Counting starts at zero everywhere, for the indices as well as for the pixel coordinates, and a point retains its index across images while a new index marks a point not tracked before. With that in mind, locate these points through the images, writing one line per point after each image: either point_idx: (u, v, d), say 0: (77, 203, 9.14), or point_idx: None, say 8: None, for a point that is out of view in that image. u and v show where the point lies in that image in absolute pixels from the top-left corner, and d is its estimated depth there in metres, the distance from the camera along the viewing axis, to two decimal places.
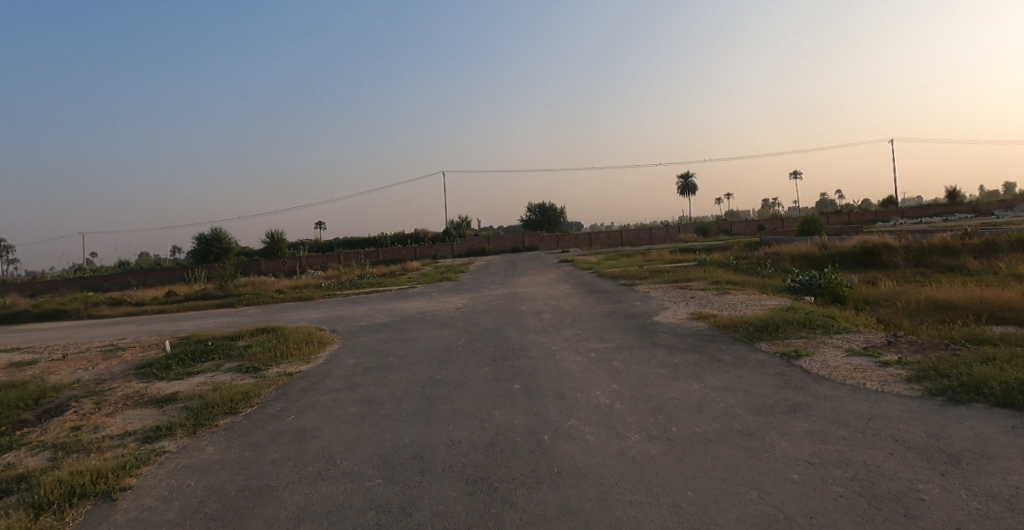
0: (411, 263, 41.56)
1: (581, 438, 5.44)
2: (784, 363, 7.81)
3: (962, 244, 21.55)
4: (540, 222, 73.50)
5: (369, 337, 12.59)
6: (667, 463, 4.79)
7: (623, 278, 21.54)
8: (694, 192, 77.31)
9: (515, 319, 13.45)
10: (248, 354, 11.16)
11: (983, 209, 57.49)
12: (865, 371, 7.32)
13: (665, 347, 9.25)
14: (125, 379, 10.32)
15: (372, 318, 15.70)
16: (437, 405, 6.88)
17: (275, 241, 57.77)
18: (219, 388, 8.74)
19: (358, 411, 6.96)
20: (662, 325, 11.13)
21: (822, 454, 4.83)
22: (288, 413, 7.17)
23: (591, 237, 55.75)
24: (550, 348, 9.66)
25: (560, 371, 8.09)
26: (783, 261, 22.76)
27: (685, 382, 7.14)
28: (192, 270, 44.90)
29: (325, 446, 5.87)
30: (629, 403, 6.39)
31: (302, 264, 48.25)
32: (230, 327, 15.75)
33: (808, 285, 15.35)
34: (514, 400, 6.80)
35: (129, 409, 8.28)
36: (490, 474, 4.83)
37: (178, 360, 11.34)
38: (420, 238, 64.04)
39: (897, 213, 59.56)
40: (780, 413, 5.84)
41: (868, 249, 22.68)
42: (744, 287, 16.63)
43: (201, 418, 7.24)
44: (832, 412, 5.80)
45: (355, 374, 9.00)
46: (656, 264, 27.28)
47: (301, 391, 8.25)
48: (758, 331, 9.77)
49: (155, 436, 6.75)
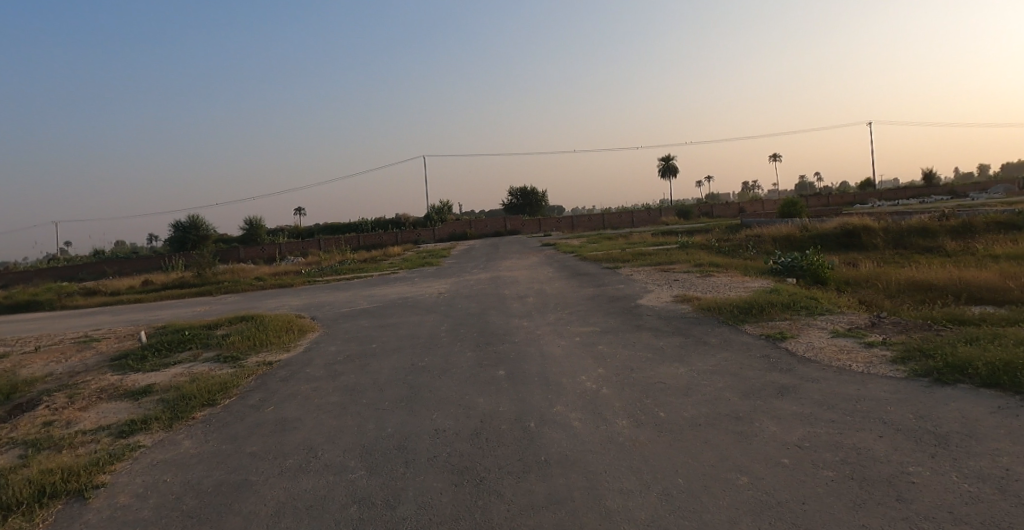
0: (392, 249, 41.17)
1: (568, 424, 5.34)
2: (770, 345, 7.79)
3: (940, 225, 21.81)
4: (522, 206, 73.30)
5: (351, 324, 12.40)
6: (656, 449, 4.71)
7: (606, 260, 21.51)
8: (676, 175, 77.51)
9: (499, 304, 13.33)
10: (227, 343, 10.93)
11: (959, 191, 58.36)
12: (851, 352, 7.32)
13: (650, 330, 9.20)
14: (100, 372, 10.04)
15: (353, 305, 15.48)
16: (420, 392, 6.75)
17: (254, 227, 56.94)
18: (197, 379, 8.52)
19: (339, 401, 6.80)
20: (646, 308, 11.07)
21: (812, 437, 4.78)
22: (268, 404, 6.99)
23: (573, 221, 55.70)
24: (534, 333, 9.56)
25: (545, 356, 7.99)
26: (765, 243, 22.88)
27: (672, 365, 7.08)
28: (169, 257, 44.14)
29: (306, 438, 5.72)
30: (616, 387, 6.30)
31: (282, 250, 47.64)
32: (208, 316, 15.44)
33: (790, 267, 15.41)
34: (499, 387, 6.69)
35: (103, 402, 8.04)
36: (476, 463, 4.72)
37: (154, 350, 11.07)
38: (401, 223, 63.53)
39: (875, 195, 60.28)
40: (768, 396, 5.80)
41: (848, 231, 22.88)
42: (727, 269, 16.67)
43: (178, 410, 7.04)
44: (819, 395, 5.77)
45: (336, 362, 8.82)
46: (639, 246, 27.29)
47: (281, 381, 8.07)
48: (743, 313, 9.75)
49: (130, 430, 6.54)
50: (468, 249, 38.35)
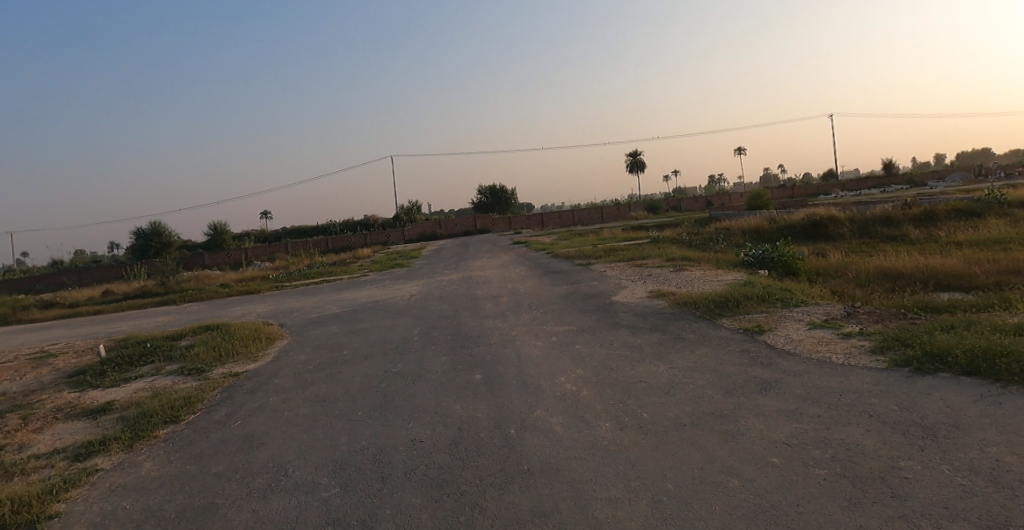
0: (361, 251, 40.57)
1: (550, 429, 5.16)
2: (748, 339, 7.74)
3: (903, 214, 22.24)
4: (492, 204, 73.05)
5: (320, 331, 12.04)
6: (642, 453, 4.55)
7: (578, 257, 21.41)
8: (643, 170, 78.07)
9: (472, 305, 13.12)
10: (191, 354, 10.50)
11: (918, 180, 59.87)
12: (829, 344, 7.29)
13: (627, 327, 9.09)
14: (55, 390, 9.54)
15: (323, 310, 15.09)
16: (395, 401, 6.50)
17: (218, 232, 55.61)
18: (159, 394, 8.13)
19: (309, 413, 6.52)
20: (622, 305, 10.97)
21: (799, 434, 4.68)
22: (234, 419, 6.67)
23: (544, 218, 55.68)
24: (509, 334, 9.38)
25: (522, 358, 7.80)
26: (734, 236, 23.06)
27: (651, 363, 6.96)
28: (130, 266, 42.79)
29: (274, 454, 5.43)
30: (596, 389, 6.15)
31: (249, 256, 46.62)
32: (170, 327, 14.88)
33: (761, 259, 15.48)
34: (475, 392, 6.48)
35: (59, 423, 7.60)
36: (456, 475, 4.51)
37: (114, 365, 10.58)
38: (370, 224, 62.80)
39: (838, 186, 61.49)
40: (751, 392, 5.70)
41: (815, 222, 23.21)
42: (699, 263, 16.69)
43: (139, 429, 6.68)
44: (802, 389, 5.69)
45: (306, 371, 8.51)
46: (611, 242, 27.29)
47: (248, 393, 7.73)
48: (719, 307, 9.70)
49: (86, 453, 6.15)
50: (438, 249, 37.98)
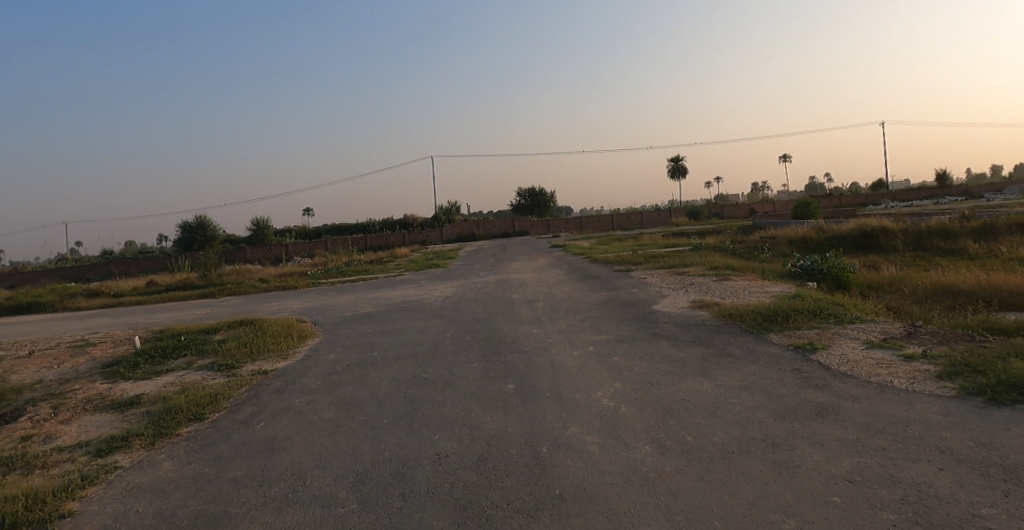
0: (399, 250, 40.74)
1: (585, 450, 4.79)
2: (800, 357, 7.22)
3: (961, 227, 21.07)
4: (530, 206, 72.64)
5: (352, 330, 11.90)
6: (685, 483, 4.15)
7: (617, 263, 20.96)
8: (684, 175, 76.70)
9: (506, 308, 12.82)
10: (223, 349, 10.45)
11: (975, 192, 57.17)
12: (889, 366, 6.72)
13: (668, 339, 8.63)
14: (89, 380, 9.58)
15: (357, 308, 14.98)
16: (422, 409, 6.21)
17: (261, 228, 56.73)
18: (187, 390, 8.03)
19: (334, 417, 6.28)
20: (662, 314, 10.51)
21: (863, 470, 4.21)
22: (258, 420, 6.49)
23: (582, 221, 55.07)
24: (544, 341, 9.02)
25: (557, 367, 7.44)
26: (780, 245, 22.23)
27: (694, 380, 6.51)
28: (176, 258, 43.90)
29: (294, 462, 5.19)
30: (636, 406, 5.74)
31: (289, 251, 47.32)
32: (207, 320, 14.96)
33: (810, 271, 14.77)
34: (507, 403, 6.14)
35: (87, 415, 7.56)
36: (481, 497, 4.19)
37: (148, 357, 10.61)
38: (409, 224, 63.21)
39: (889, 196, 59.23)
40: (805, 417, 5.23)
41: (865, 232, 22.18)
42: (744, 273, 16.05)
43: (162, 425, 6.55)
44: (863, 417, 5.19)
45: (334, 372, 8.32)
46: (651, 248, 26.64)
47: (275, 393, 7.56)
48: (766, 321, 9.15)
49: (108, 449, 6.04)
50: (475, 250, 37.82)
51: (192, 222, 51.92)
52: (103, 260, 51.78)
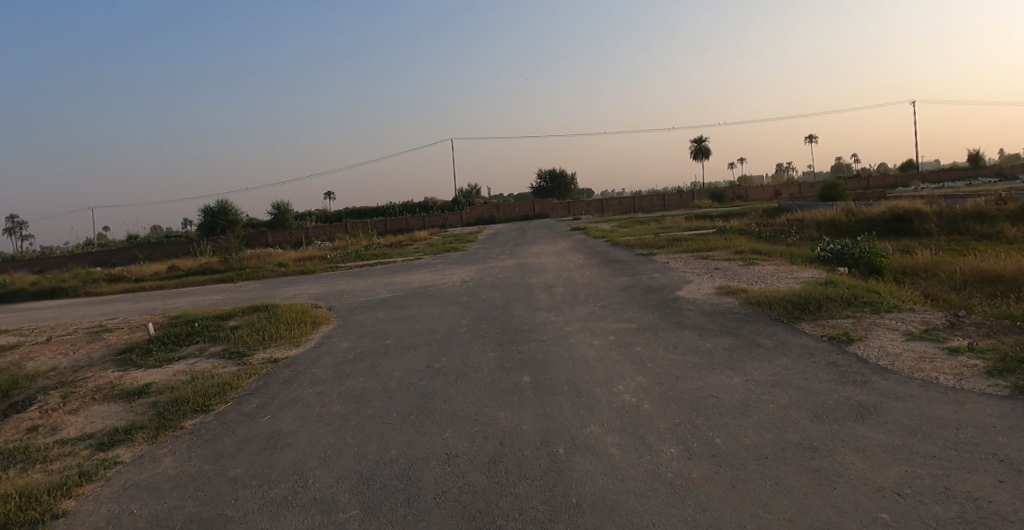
0: (418, 233, 40.57)
1: (605, 453, 4.44)
2: (835, 349, 6.78)
3: (999, 209, 20.14)
4: (550, 189, 71.91)
5: (367, 316, 11.65)
6: (714, 493, 3.80)
7: (639, 246, 20.41)
8: (707, 156, 75.24)
9: (525, 294, 12.49)
10: (235, 336, 10.28)
11: (1009, 173, 55.17)
12: (933, 361, 6.25)
13: (693, 328, 8.21)
14: (102, 367, 9.46)
15: (372, 294, 14.73)
16: (433, 403, 5.92)
17: (281, 212, 56.98)
18: (196, 379, 7.85)
19: (341, 411, 6.01)
20: (686, 301, 10.07)
21: (913, 481, 3.81)
22: (264, 413, 6.25)
23: (603, 204, 54.36)
24: (563, 330, 8.67)
25: (576, 359, 7.08)
26: (808, 229, 21.51)
27: (722, 373, 6.13)
28: (197, 242, 44.23)
29: (296, 460, 4.93)
30: (660, 402, 5.37)
31: (309, 234, 47.42)
32: (223, 305, 14.85)
33: (840, 255, 14.16)
34: (522, 398, 5.82)
35: (95, 405, 7.40)
36: (491, 505, 3.87)
37: (160, 344, 10.48)
38: (428, 207, 63.01)
39: (919, 178, 57.44)
40: (845, 419, 4.82)
41: (897, 215, 21.35)
42: (771, 257, 15.47)
43: (167, 417, 6.35)
44: (908, 419, 4.78)
45: (345, 361, 8.06)
46: (673, 231, 26.04)
47: (284, 383, 7.33)
48: (798, 310, 8.67)
49: (110, 442, 5.84)
50: (495, 233, 37.44)
51: (213, 206, 52.26)
52: (128, 244, 52.42)
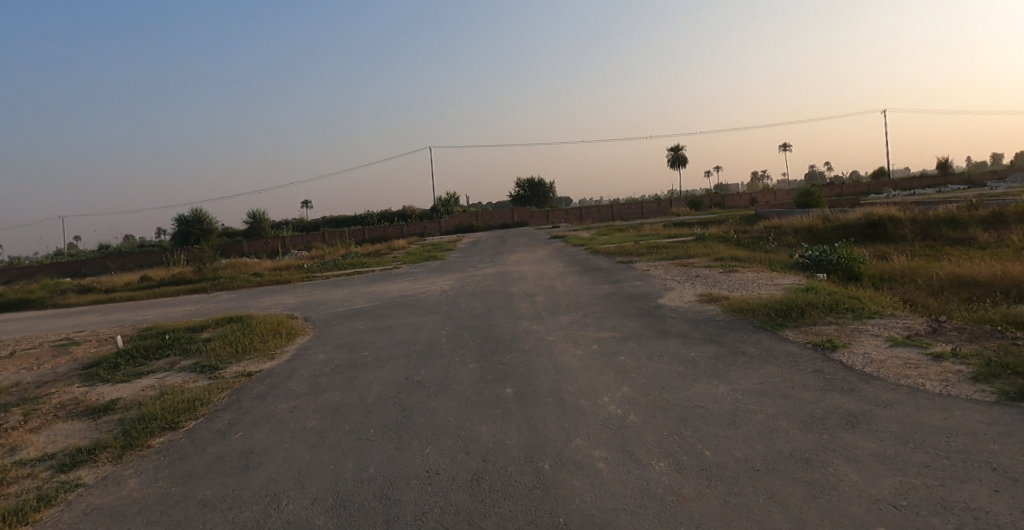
0: (397, 241, 40.20)
1: (592, 468, 4.29)
2: (820, 356, 6.73)
3: (970, 215, 20.52)
4: (529, 197, 72.05)
5: (344, 327, 11.38)
6: (707, 508, 3.66)
7: (619, 254, 20.40)
8: (684, 164, 76.01)
9: (505, 303, 12.32)
10: (208, 349, 9.95)
11: (976, 179, 56.54)
12: (918, 367, 6.22)
13: (677, 336, 8.12)
14: (66, 383, 9.08)
15: (350, 304, 14.45)
16: (413, 417, 5.72)
17: (257, 221, 56.20)
18: (165, 394, 7.54)
19: (317, 427, 5.77)
20: (668, 309, 10.00)
21: (909, 493, 3.72)
22: (237, 429, 5.99)
23: (582, 212, 54.52)
24: (545, 339, 8.52)
25: (559, 369, 6.93)
26: (786, 235, 21.69)
27: (708, 383, 6.02)
28: (171, 252, 43.34)
29: (269, 480, 4.70)
30: (646, 414, 5.24)
31: (286, 244, 46.77)
32: (196, 316, 14.47)
33: (819, 261, 14.24)
34: (505, 410, 5.65)
35: (58, 423, 7.06)
36: (475, 525, 3.70)
37: (129, 357, 10.11)
38: (407, 216, 62.59)
39: (890, 185, 58.61)
40: (834, 428, 4.74)
41: (872, 222, 21.63)
42: (751, 264, 15.52)
43: (133, 435, 6.06)
44: (898, 427, 4.71)
45: (321, 374, 7.81)
46: (653, 238, 26.09)
47: (257, 397, 7.06)
48: (780, 317, 8.63)
49: (72, 463, 5.54)
50: (475, 241, 37.27)
51: (188, 215, 51.35)
52: (98, 254, 51.21)
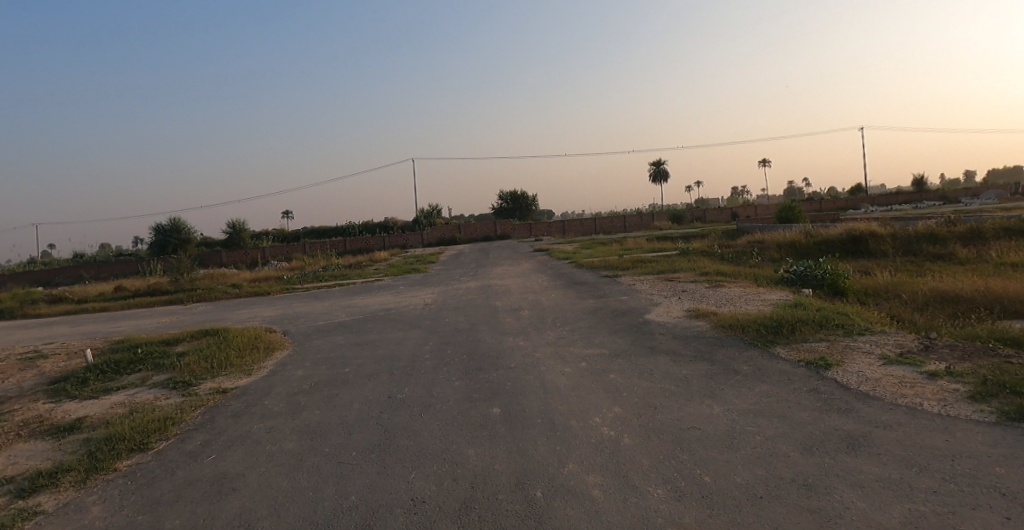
0: (379, 253, 39.79)
1: (587, 495, 4.08)
2: (814, 375, 6.59)
3: (949, 231, 20.75)
4: (512, 210, 72.01)
5: (325, 341, 11.06)
6: None
7: (604, 268, 20.27)
8: (666, 179, 76.57)
9: (490, 317, 12.10)
10: (182, 363, 9.57)
11: (950, 196, 57.61)
12: (914, 386, 6.09)
13: (667, 353, 7.95)
14: (31, 399, 8.66)
15: (331, 317, 14.11)
16: (396, 439, 5.46)
17: (237, 230, 55.48)
18: (135, 412, 7.18)
19: (295, 449, 5.49)
20: (657, 325, 9.85)
21: (918, 522, 3.56)
22: (210, 451, 5.69)
23: (565, 225, 54.53)
24: (532, 356, 8.31)
25: (548, 387, 6.72)
26: (769, 250, 21.76)
27: (702, 403, 5.85)
28: (147, 261, 42.43)
29: (242, 508, 4.41)
30: (640, 436, 5.05)
31: (266, 254, 46.07)
32: (170, 329, 14.02)
33: (804, 277, 14.24)
34: (494, 432, 5.41)
35: (19, 442, 6.67)
36: None
37: (99, 372, 9.70)
38: (389, 227, 62.15)
39: (868, 201, 59.52)
40: (835, 451, 4.58)
41: (854, 237, 21.79)
42: (736, 279, 15.48)
43: (99, 457, 5.72)
44: (900, 450, 4.56)
45: (300, 392, 7.51)
46: (637, 253, 26.03)
47: (233, 416, 6.75)
48: (771, 333, 8.51)
49: (31, 488, 5.19)
50: (458, 254, 36.97)
51: (166, 224, 50.48)
52: (72, 263, 50.08)
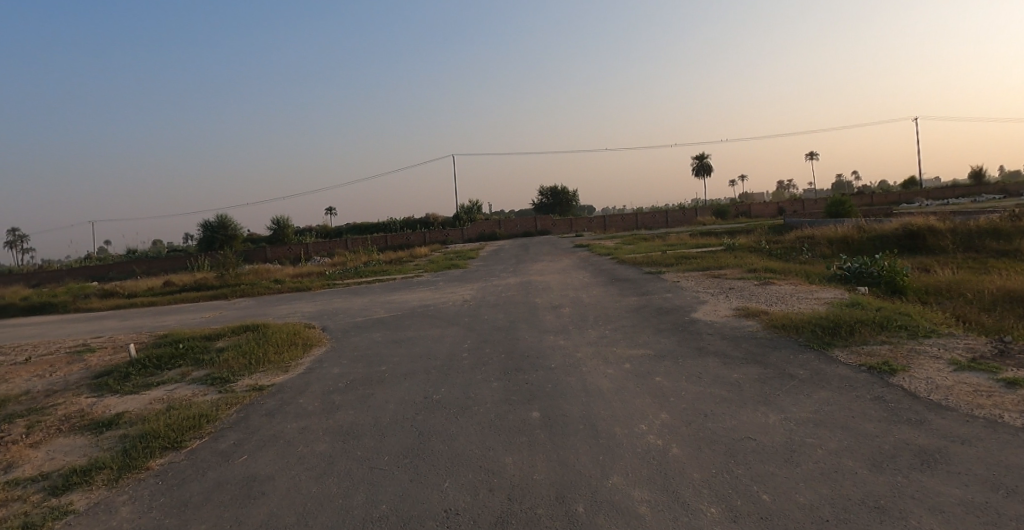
0: (419, 249, 39.92)
1: (632, 513, 3.76)
2: (878, 381, 6.10)
3: (1015, 226, 19.48)
4: (552, 205, 71.57)
5: (362, 338, 10.95)
6: None
7: (646, 264, 19.73)
8: (709, 173, 74.83)
9: (530, 315, 11.82)
10: (221, 359, 9.58)
11: (1013, 189, 54.60)
12: (991, 396, 5.55)
13: (715, 355, 7.54)
14: (76, 393, 8.76)
15: (370, 313, 14.03)
16: (431, 444, 5.23)
17: (282, 227, 56.56)
18: (173, 409, 7.16)
19: (327, 452, 5.32)
20: (704, 325, 9.39)
21: None
22: (242, 452, 5.57)
23: (605, 220, 53.79)
24: (573, 356, 8.00)
25: (590, 390, 6.40)
26: (820, 246, 20.86)
27: (756, 410, 5.44)
28: (194, 257, 43.54)
29: (270, 515, 4.24)
30: (690, 446, 4.69)
31: (309, 251, 46.77)
32: (212, 324, 14.17)
33: (859, 274, 13.51)
34: (533, 439, 5.13)
35: (59, 437, 6.70)
36: None
37: (142, 367, 9.79)
38: (430, 223, 62.48)
39: (923, 194, 56.96)
40: (908, 469, 4.14)
41: (910, 232, 20.70)
42: (786, 276, 14.81)
43: (133, 455, 5.66)
44: (983, 469, 4.10)
45: (335, 391, 7.36)
46: (680, 249, 25.33)
47: (267, 415, 6.65)
48: (827, 335, 7.99)
49: (65, 485, 5.15)
50: (497, 250, 36.77)
51: (214, 222, 51.77)
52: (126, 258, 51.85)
